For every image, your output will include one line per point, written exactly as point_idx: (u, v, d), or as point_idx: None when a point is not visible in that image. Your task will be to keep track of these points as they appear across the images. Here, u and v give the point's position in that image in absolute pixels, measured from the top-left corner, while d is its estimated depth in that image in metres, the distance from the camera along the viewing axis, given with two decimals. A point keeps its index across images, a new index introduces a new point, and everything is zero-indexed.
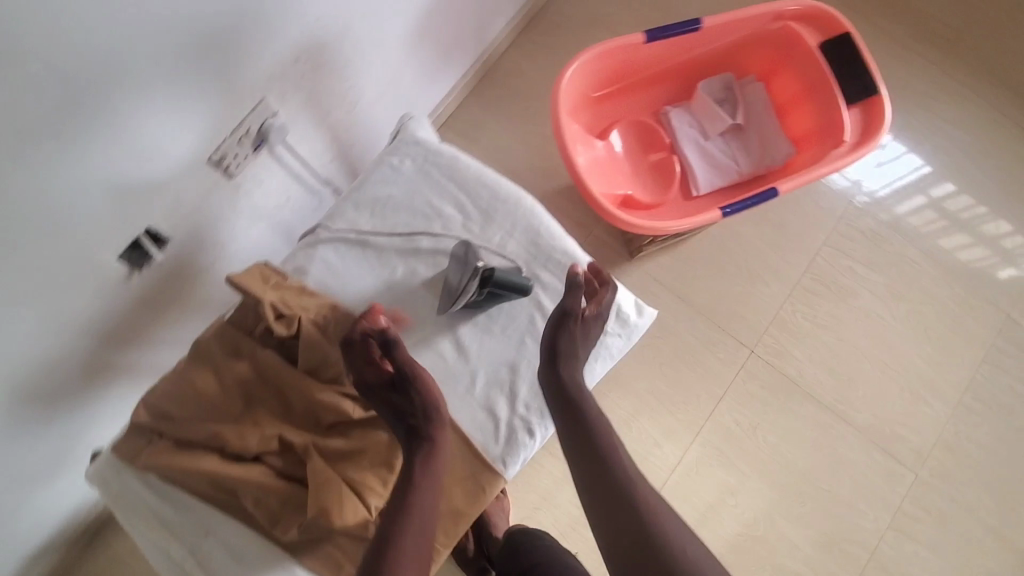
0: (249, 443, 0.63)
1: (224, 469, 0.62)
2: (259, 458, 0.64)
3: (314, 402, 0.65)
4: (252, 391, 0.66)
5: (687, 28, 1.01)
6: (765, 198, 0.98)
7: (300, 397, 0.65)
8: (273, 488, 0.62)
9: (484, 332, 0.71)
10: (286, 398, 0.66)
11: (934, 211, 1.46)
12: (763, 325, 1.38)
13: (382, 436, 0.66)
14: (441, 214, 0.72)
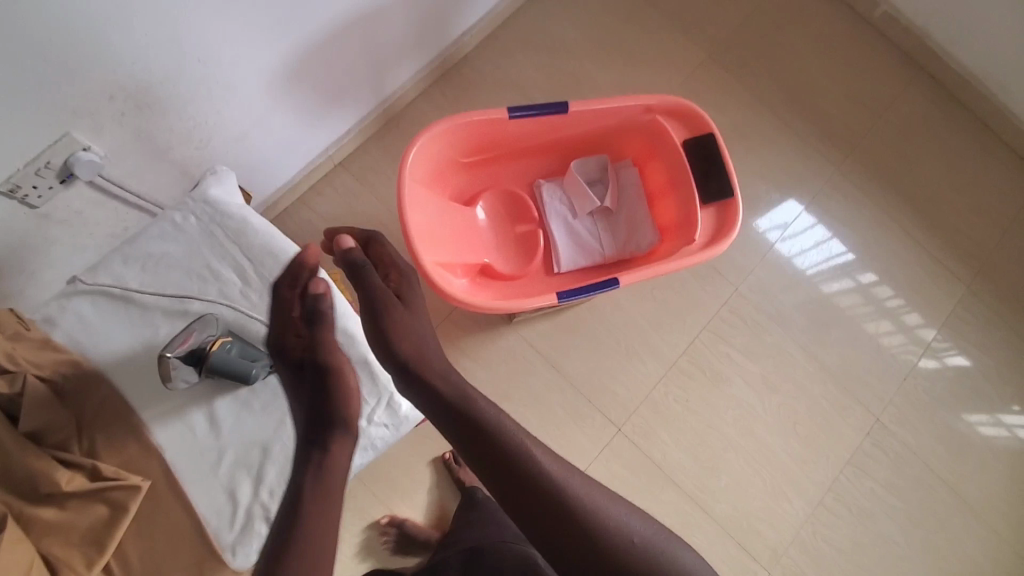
0: None
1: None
2: None
3: (28, 469, 0.63)
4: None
5: (552, 110, 1.01)
6: (606, 288, 0.98)
7: (15, 463, 0.64)
8: None
9: (241, 406, 0.77)
10: (3, 460, 0.64)
11: (860, 295, 1.49)
12: (633, 403, 1.37)
13: (100, 510, 0.66)
14: (218, 277, 0.79)
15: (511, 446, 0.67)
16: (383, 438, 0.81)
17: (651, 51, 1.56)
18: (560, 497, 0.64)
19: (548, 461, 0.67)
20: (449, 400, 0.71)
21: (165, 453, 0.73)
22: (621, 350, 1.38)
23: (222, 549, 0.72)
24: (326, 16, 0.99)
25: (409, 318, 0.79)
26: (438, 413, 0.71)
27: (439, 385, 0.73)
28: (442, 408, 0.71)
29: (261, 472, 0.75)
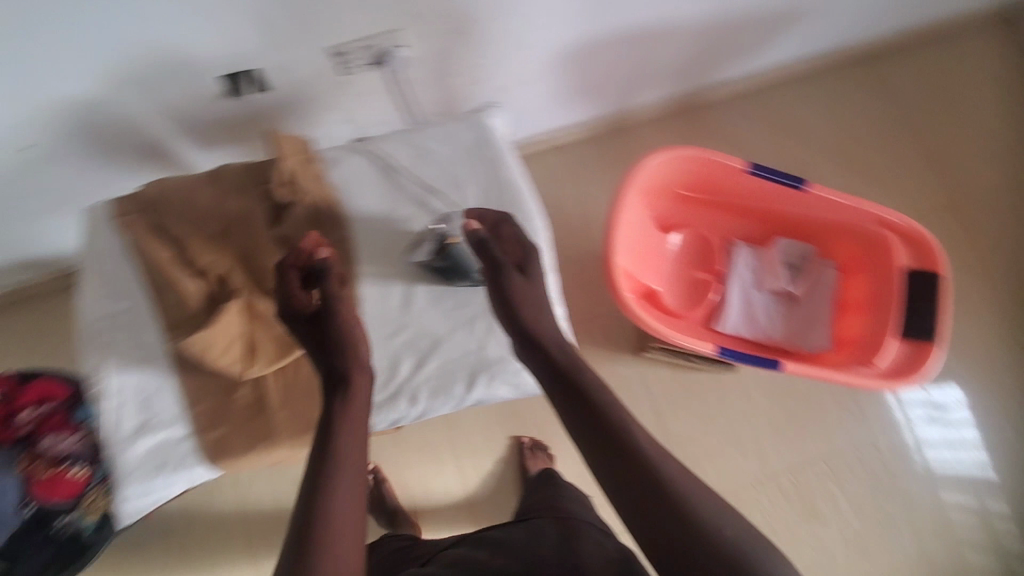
0: (201, 259, 0.72)
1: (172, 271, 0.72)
2: (201, 276, 0.73)
3: (265, 265, 0.73)
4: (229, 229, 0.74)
5: (791, 182, 1.01)
6: (766, 365, 0.95)
7: (259, 255, 0.73)
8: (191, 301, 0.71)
9: (432, 300, 0.76)
10: (252, 249, 0.75)
11: (1007, 520, 1.30)
12: (716, 490, 1.31)
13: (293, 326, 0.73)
14: (463, 189, 0.78)
15: (618, 424, 0.64)
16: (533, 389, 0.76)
17: (894, 172, 1.50)
18: (656, 483, 0.59)
19: (652, 444, 0.62)
20: (563, 367, 0.69)
21: (360, 307, 0.75)
22: (729, 436, 1.33)
23: (365, 408, 0.73)
24: (625, 16, 1.08)
25: (529, 288, 0.71)
26: (553, 382, 0.69)
27: (553, 349, 0.71)
28: (551, 373, 0.69)
29: (423, 358, 0.74)
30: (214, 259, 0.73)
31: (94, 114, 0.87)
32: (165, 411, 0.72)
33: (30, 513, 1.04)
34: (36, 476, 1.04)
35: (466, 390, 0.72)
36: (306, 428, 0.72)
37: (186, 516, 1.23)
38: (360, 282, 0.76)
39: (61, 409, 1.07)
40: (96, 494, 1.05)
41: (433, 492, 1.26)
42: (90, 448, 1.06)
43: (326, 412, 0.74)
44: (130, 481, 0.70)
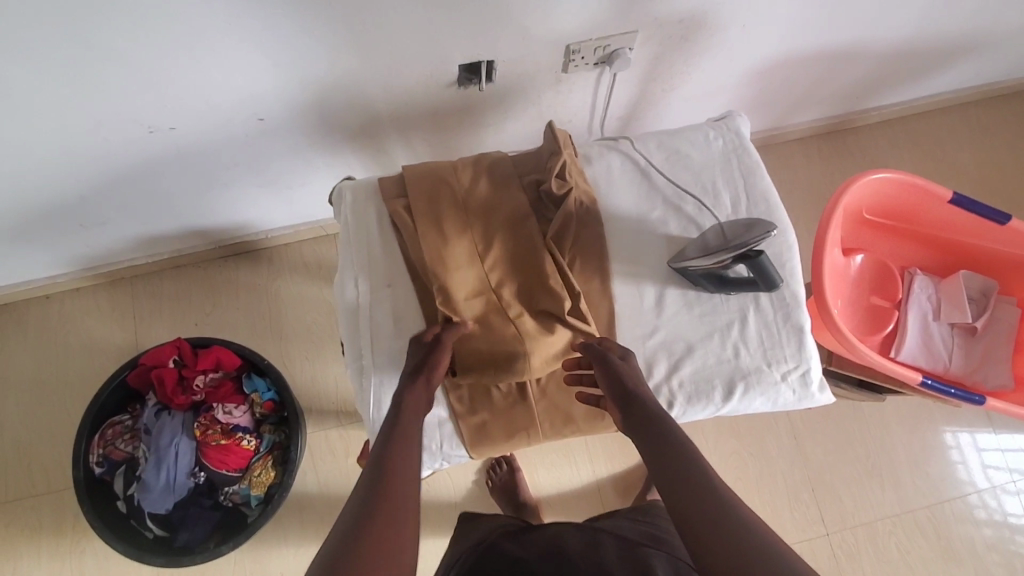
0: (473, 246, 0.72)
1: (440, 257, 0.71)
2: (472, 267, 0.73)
3: (535, 257, 0.72)
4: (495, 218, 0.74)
5: (992, 216, 1.01)
6: (968, 398, 0.96)
7: (527, 246, 0.73)
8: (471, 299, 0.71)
9: (687, 305, 0.75)
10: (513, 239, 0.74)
11: None
12: (851, 520, 1.28)
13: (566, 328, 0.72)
14: (717, 196, 0.78)
15: (693, 464, 0.59)
16: (784, 401, 0.74)
17: None
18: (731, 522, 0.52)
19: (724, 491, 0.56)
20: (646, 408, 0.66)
21: (614, 303, 0.75)
22: (867, 466, 1.31)
23: None
24: (831, 36, 1.06)
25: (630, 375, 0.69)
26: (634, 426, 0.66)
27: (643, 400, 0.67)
28: (636, 419, 0.66)
29: (677, 362, 0.74)
30: (481, 251, 0.72)
31: (330, 90, 0.87)
32: None
33: (198, 481, 1.06)
34: (210, 444, 1.04)
35: (725, 398, 0.73)
36: (568, 422, 0.75)
37: (326, 496, 1.22)
38: (614, 280, 0.75)
39: (232, 379, 1.09)
40: (262, 466, 1.07)
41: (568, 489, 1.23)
42: (255, 420, 1.09)
43: (586, 406, 0.75)
44: None
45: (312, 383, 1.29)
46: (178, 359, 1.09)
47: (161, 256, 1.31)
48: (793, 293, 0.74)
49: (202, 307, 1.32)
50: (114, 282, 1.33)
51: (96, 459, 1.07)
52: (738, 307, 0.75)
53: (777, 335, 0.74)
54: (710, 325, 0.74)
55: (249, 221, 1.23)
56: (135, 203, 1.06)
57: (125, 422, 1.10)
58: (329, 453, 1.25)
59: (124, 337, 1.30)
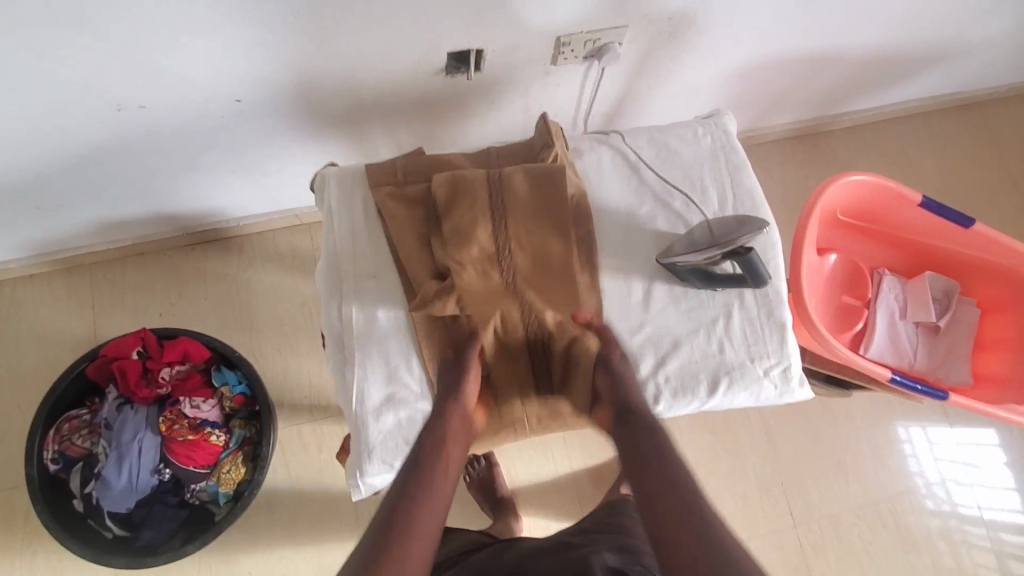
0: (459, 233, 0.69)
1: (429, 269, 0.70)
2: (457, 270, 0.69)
3: (523, 240, 0.70)
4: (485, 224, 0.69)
5: (957, 220, 1.05)
6: (933, 393, 0.99)
7: (515, 230, 0.70)
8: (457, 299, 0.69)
9: (674, 301, 0.75)
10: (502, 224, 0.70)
11: None
12: (819, 511, 1.32)
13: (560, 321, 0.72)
14: (705, 192, 0.78)
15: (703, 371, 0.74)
16: (766, 396, 0.74)
17: (994, 217, 1.49)
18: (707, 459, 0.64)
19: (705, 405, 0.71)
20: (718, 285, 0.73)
21: (603, 296, 0.74)
22: (833, 459, 1.35)
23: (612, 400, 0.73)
24: (811, 41, 1.08)
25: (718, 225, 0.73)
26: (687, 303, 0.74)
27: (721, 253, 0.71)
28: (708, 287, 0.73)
29: (664, 357, 0.73)
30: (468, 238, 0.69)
31: (313, 72, 0.84)
32: (410, 386, 0.69)
33: (163, 477, 1.01)
34: (177, 440, 1.00)
35: (710, 392, 0.73)
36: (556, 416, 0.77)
37: (297, 494, 1.18)
38: (604, 274, 0.75)
39: (200, 371, 1.05)
40: (232, 462, 1.03)
41: (544, 484, 1.22)
42: (225, 415, 1.05)
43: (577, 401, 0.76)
44: (374, 456, 0.67)
45: (284, 377, 1.25)
46: (142, 350, 1.04)
47: (124, 243, 1.24)
48: (776, 290, 0.76)
49: (167, 297, 1.26)
50: (71, 269, 1.25)
51: (50, 456, 1.01)
52: (723, 304, 0.75)
53: (761, 331, 0.75)
54: (696, 320, 0.75)
55: (220, 207, 1.19)
56: (100, 185, 1.01)
57: (83, 417, 1.04)
58: (302, 450, 1.21)
59: (82, 328, 1.23)
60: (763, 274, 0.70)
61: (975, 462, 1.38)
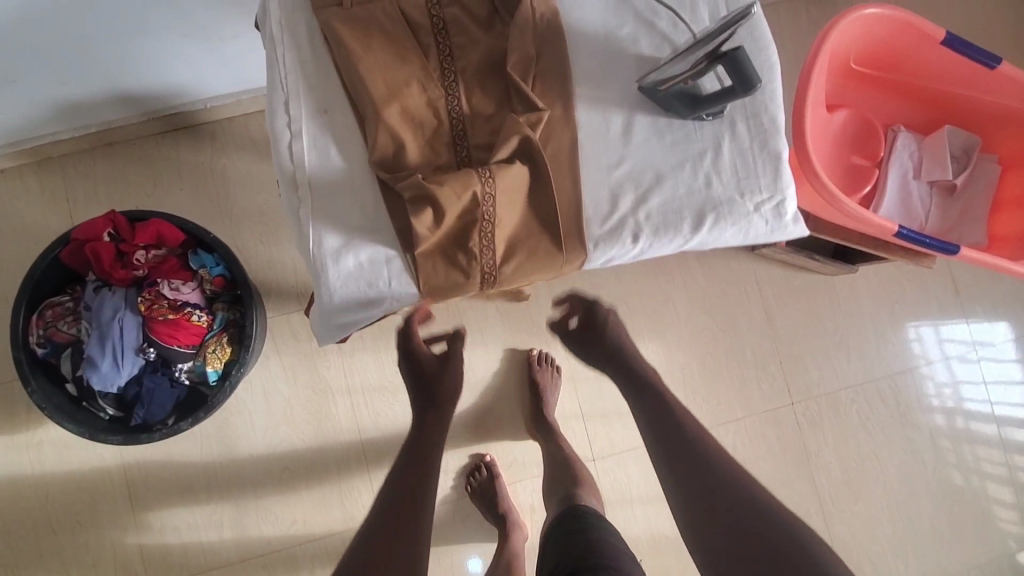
0: (406, 104, 0.64)
1: (403, 140, 0.63)
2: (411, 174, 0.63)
3: (476, 119, 0.65)
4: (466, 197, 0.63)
5: (985, 59, 0.94)
6: (944, 248, 0.92)
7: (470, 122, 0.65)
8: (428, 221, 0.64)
9: (657, 133, 0.68)
10: (456, 123, 0.65)
11: None
12: (817, 390, 1.30)
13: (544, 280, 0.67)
14: (694, 9, 0.69)
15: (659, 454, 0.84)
16: (757, 232, 0.68)
17: None
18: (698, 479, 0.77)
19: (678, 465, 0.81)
20: (707, 103, 0.64)
21: (579, 129, 0.67)
22: (835, 338, 1.32)
23: (587, 238, 0.66)
24: None
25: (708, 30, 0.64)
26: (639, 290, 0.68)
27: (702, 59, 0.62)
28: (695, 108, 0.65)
29: (645, 194, 0.67)
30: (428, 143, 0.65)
31: None
32: (370, 228, 0.64)
33: (149, 357, 0.99)
34: (157, 319, 0.97)
35: (694, 228, 0.67)
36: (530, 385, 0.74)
37: (296, 395, 1.23)
38: (577, 104, 0.68)
39: (177, 255, 1.02)
40: (217, 343, 1.02)
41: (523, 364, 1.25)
42: (206, 298, 1.03)
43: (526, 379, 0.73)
44: (336, 299, 0.63)
45: (269, 268, 1.23)
46: (114, 233, 1.00)
47: (90, 131, 1.18)
48: (772, 117, 0.69)
49: (142, 188, 1.22)
50: (40, 163, 1.21)
51: (37, 340, 1.01)
52: (711, 136, 0.68)
53: (752, 163, 0.68)
54: (682, 153, 0.68)
55: (182, 85, 1.11)
56: (46, 56, 0.94)
57: (66, 303, 1.03)
58: (291, 338, 1.23)
59: (59, 222, 1.21)
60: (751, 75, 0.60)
61: (991, 332, 1.35)
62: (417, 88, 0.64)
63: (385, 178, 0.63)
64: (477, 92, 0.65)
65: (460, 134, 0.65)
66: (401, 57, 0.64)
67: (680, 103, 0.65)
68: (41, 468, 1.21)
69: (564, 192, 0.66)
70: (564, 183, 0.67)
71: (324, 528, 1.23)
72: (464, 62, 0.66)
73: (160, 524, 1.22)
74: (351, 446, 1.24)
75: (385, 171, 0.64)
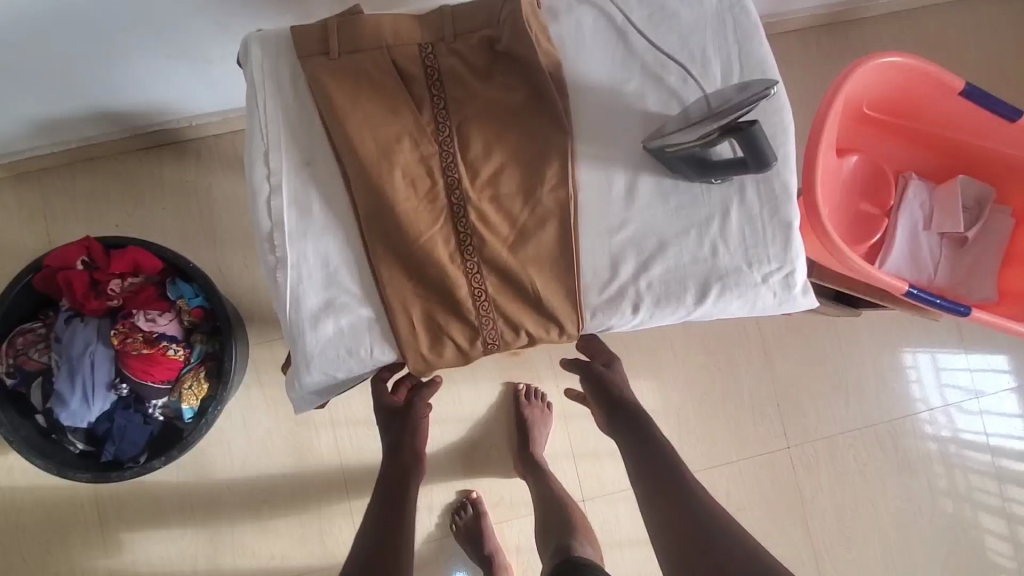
0: (395, 161, 0.60)
1: (390, 199, 0.59)
2: (399, 237, 0.59)
3: (469, 177, 0.61)
4: (456, 262, 0.60)
5: (1004, 112, 0.91)
6: (954, 309, 0.89)
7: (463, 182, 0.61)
8: (417, 290, 0.60)
9: (662, 197, 0.64)
10: (448, 181, 0.61)
11: None
12: (815, 435, 1.27)
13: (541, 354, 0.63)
14: (705, 65, 0.65)
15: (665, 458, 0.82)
16: (764, 304, 0.65)
17: None
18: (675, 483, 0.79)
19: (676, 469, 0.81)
20: (717, 173, 0.61)
21: (579, 190, 0.63)
22: (834, 381, 1.28)
23: (584, 307, 0.63)
24: None
25: (723, 96, 0.60)
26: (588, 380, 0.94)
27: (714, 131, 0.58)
28: (703, 176, 0.61)
29: (648, 261, 0.63)
30: (416, 203, 0.60)
31: None
32: (352, 290, 0.60)
33: (121, 394, 0.95)
34: (131, 354, 0.93)
35: (697, 300, 0.63)
36: None
37: (276, 425, 1.19)
38: (579, 163, 0.64)
39: (154, 285, 0.97)
40: (194, 378, 0.97)
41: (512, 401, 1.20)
42: (184, 330, 0.98)
43: None
44: (313, 367, 0.59)
45: (253, 293, 1.18)
46: (89, 260, 0.95)
47: (69, 146, 1.13)
48: (784, 183, 0.65)
49: (123, 206, 1.17)
50: (18, 177, 1.16)
51: (5, 369, 0.96)
52: (719, 202, 0.64)
53: (762, 231, 0.64)
54: (687, 219, 0.64)
55: (166, 103, 1.06)
56: (19, 74, 0.88)
57: (37, 330, 0.98)
58: (274, 366, 1.19)
59: (35, 239, 1.16)
60: (767, 157, 0.57)
61: (995, 380, 1.31)
62: (408, 144, 0.60)
63: (372, 241, 0.59)
64: (471, 150, 0.61)
65: (451, 192, 0.60)
66: (392, 110, 0.60)
67: (687, 170, 0.62)
68: (9, 495, 1.16)
69: (561, 256, 0.62)
70: (561, 250, 0.62)
71: (303, 565, 1.19)
72: (460, 116, 0.61)
73: (133, 555, 1.18)
74: (333, 479, 1.20)
75: (370, 232, 0.60)
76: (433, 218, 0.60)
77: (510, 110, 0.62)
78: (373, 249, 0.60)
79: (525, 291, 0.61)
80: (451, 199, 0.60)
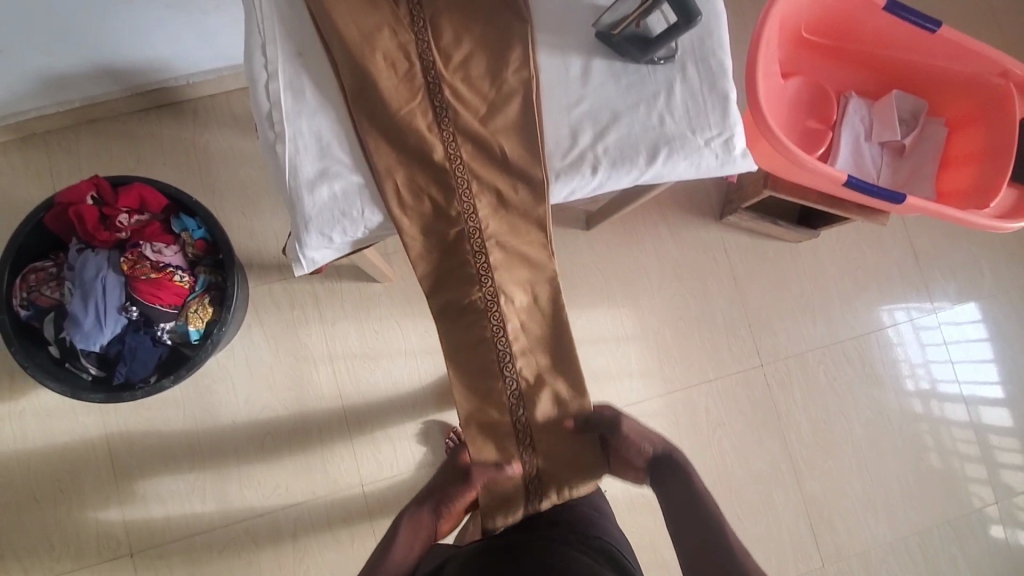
0: (377, 47, 0.68)
1: (374, 78, 0.68)
2: (384, 112, 0.68)
3: (442, 62, 0.70)
4: (435, 135, 0.69)
5: (924, 23, 1.01)
6: (891, 196, 0.98)
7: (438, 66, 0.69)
8: (402, 161, 0.69)
9: (614, 75, 0.73)
10: (424, 65, 0.69)
11: None
12: (786, 352, 1.35)
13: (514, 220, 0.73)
14: None
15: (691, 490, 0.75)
16: (708, 165, 0.73)
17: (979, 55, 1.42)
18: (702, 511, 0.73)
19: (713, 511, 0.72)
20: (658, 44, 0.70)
21: (540, 71, 0.72)
22: (801, 302, 1.37)
23: (548, 171, 0.71)
24: None
25: None
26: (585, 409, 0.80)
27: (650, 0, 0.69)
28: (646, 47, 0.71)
29: (603, 130, 0.72)
30: (396, 84, 0.69)
31: None
32: (343, 159, 0.68)
33: (131, 317, 1.02)
34: (140, 279, 1.00)
35: (648, 161, 0.72)
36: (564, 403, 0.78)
37: (277, 364, 1.25)
38: (540, 49, 0.72)
39: (159, 220, 1.04)
40: (199, 303, 1.04)
41: None
42: (189, 261, 1.05)
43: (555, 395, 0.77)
44: (312, 227, 0.67)
45: (250, 238, 1.26)
46: (98, 197, 1.03)
47: (73, 106, 1.21)
48: (720, 63, 0.74)
49: (126, 162, 1.25)
50: (25, 139, 1.23)
51: (20, 303, 1.02)
52: (663, 79, 0.73)
53: (703, 102, 0.73)
54: (637, 94, 0.73)
55: (163, 60, 1.15)
56: (29, 26, 0.97)
57: (48, 269, 1.04)
58: (274, 307, 1.26)
59: (43, 195, 1.23)
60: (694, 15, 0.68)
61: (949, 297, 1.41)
62: (388, 33, 0.69)
63: (359, 116, 0.68)
64: (444, 39, 0.70)
65: (427, 74, 0.69)
66: (373, 5, 0.69)
67: (631, 42, 0.71)
68: (23, 439, 1.22)
69: (526, 128, 0.70)
70: (526, 123, 0.71)
71: (307, 496, 1.25)
72: (432, 10, 0.70)
73: (142, 493, 1.23)
74: (333, 413, 1.26)
75: (358, 110, 0.68)
76: (413, 96, 0.69)
77: (475, 4, 0.71)
78: (360, 124, 0.68)
79: (495, 157, 0.71)
80: (428, 80, 0.69)
